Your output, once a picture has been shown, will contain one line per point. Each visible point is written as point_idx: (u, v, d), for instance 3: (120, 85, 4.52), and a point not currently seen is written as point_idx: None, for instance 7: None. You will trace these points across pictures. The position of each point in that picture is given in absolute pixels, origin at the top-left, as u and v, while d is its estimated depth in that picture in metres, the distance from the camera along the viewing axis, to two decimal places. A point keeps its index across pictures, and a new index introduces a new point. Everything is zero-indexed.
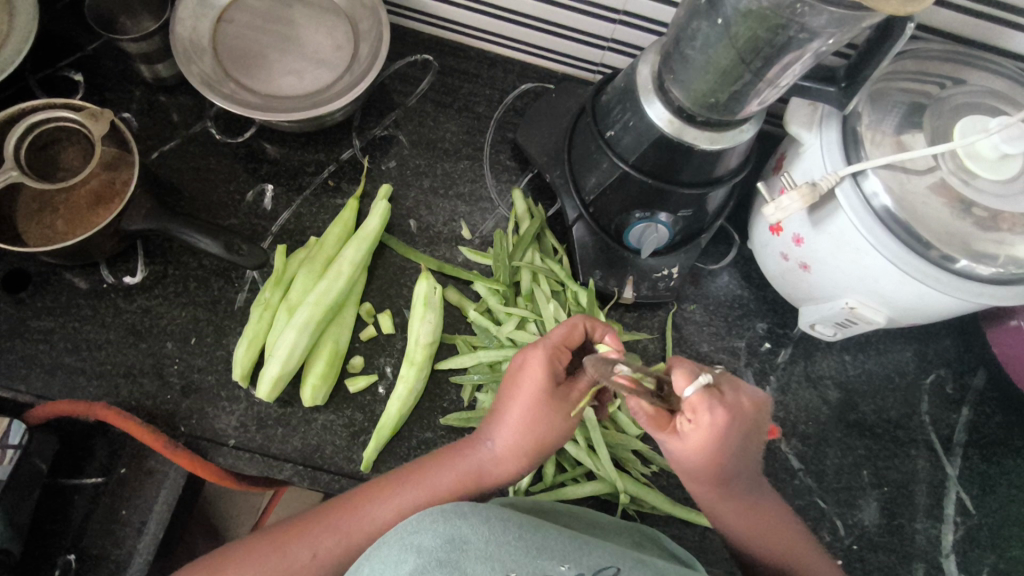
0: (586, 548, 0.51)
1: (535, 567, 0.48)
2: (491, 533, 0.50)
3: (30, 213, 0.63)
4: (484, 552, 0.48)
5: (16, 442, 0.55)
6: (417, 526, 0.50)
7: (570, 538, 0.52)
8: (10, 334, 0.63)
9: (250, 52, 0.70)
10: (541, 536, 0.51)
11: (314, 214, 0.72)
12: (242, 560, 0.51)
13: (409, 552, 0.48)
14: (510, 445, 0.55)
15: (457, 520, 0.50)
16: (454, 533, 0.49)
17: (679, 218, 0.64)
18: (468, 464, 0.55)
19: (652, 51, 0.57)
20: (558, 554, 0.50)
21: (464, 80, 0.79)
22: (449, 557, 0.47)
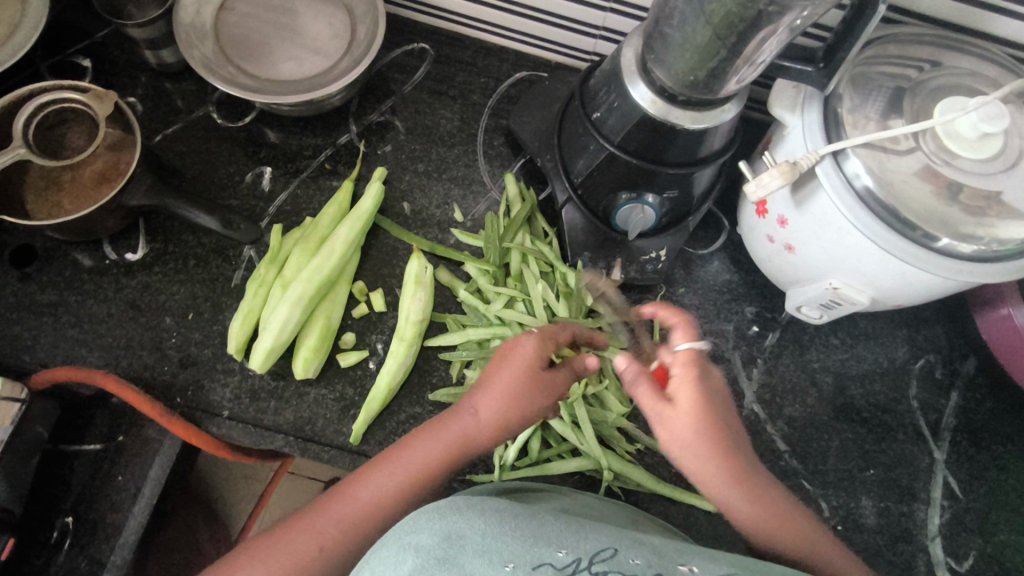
0: (583, 533, 0.49)
1: (532, 555, 0.46)
2: (486, 524, 0.48)
3: (37, 191, 0.66)
4: (481, 545, 0.46)
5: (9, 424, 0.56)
6: (412, 525, 0.48)
7: (565, 523, 0.50)
8: (16, 306, 0.66)
9: (251, 39, 0.72)
10: (537, 523, 0.49)
11: (311, 195, 0.73)
12: (246, 563, 0.51)
13: (406, 551, 0.46)
14: (488, 412, 0.57)
15: (452, 514, 0.49)
16: (450, 529, 0.47)
17: (665, 200, 0.65)
18: (450, 435, 0.56)
19: (636, 34, 0.59)
20: (554, 540, 0.47)
21: (460, 69, 0.81)
22: (446, 553, 0.45)
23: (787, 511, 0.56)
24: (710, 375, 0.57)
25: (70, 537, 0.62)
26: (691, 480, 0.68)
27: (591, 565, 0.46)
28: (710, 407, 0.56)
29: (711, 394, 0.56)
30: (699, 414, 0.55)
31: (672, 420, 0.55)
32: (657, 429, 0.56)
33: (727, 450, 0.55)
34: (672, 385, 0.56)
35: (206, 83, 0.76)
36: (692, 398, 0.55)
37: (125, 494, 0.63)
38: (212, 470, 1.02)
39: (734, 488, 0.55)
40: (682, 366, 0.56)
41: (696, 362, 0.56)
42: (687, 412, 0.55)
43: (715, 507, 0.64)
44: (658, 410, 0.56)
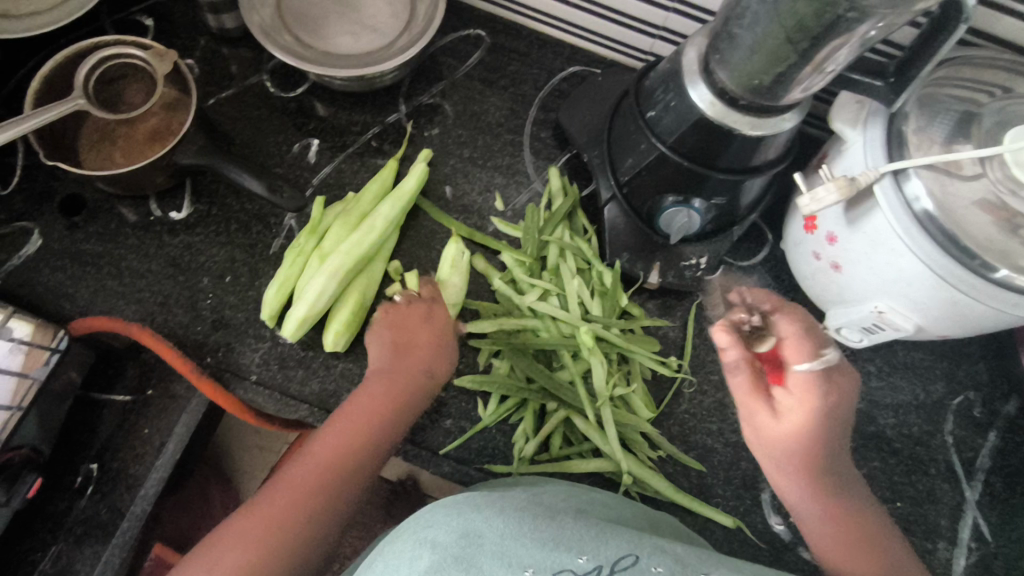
0: (604, 536, 0.47)
1: (550, 561, 0.44)
2: (506, 524, 0.46)
3: (91, 142, 0.67)
4: (499, 546, 0.45)
5: (39, 375, 0.57)
6: (431, 521, 0.48)
7: (587, 527, 0.48)
8: (61, 253, 0.67)
9: (311, 12, 0.73)
10: (558, 526, 0.47)
11: (355, 171, 0.74)
12: (219, 542, 0.51)
13: (423, 547, 0.46)
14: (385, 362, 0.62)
15: (470, 512, 0.47)
16: (467, 528, 0.46)
17: (712, 206, 0.64)
18: (359, 390, 0.60)
19: (700, 35, 0.58)
20: (575, 545, 0.46)
21: (513, 58, 0.81)
22: (464, 554, 0.44)
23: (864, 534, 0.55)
24: (837, 396, 0.55)
25: (93, 484, 0.63)
26: (710, 493, 0.67)
27: (612, 575, 0.45)
28: (825, 425, 0.54)
29: (835, 407, 0.54)
30: (795, 436, 0.54)
31: (763, 422, 0.55)
32: (745, 413, 0.57)
33: (818, 459, 0.55)
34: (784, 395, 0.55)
35: (262, 51, 0.77)
36: (804, 418, 0.54)
37: (149, 447, 0.64)
38: (229, 435, 1.03)
39: (799, 492, 0.56)
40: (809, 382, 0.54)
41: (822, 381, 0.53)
42: (795, 433, 0.54)
43: (733, 523, 0.63)
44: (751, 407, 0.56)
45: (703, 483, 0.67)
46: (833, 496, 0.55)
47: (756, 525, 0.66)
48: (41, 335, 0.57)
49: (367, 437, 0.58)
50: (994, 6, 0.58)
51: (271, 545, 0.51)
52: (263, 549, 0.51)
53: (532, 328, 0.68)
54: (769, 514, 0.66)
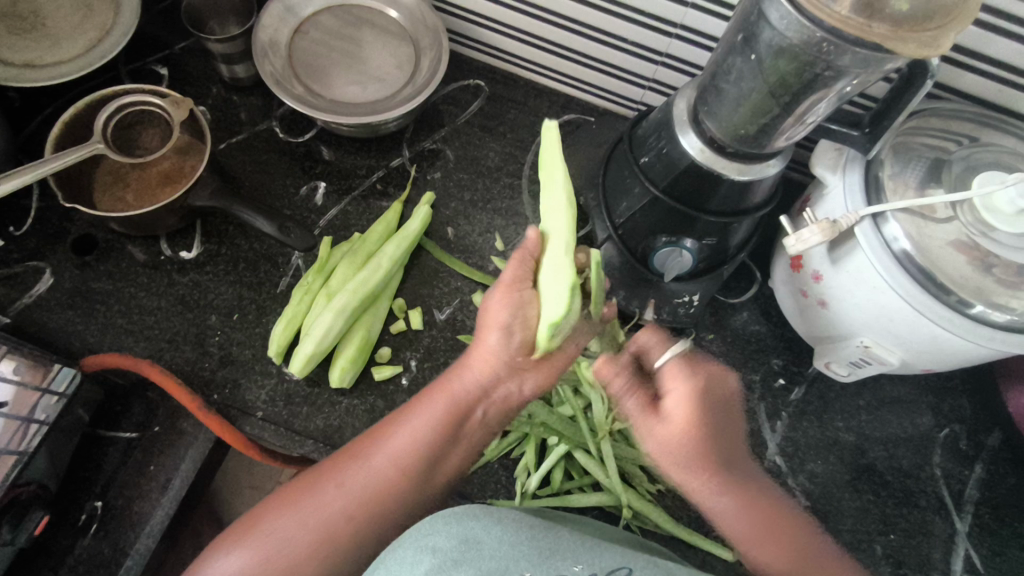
0: (595, 549, 0.51)
1: (547, 566, 0.48)
2: (504, 533, 0.49)
3: (105, 184, 0.70)
4: (497, 551, 0.48)
5: (39, 417, 0.58)
6: (431, 527, 0.49)
7: (579, 540, 0.51)
8: (73, 292, 0.69)
9: (320, 63, 0.76)
10: (552, 538, 0.50)
11: (361, 213, 0.76)
12: (270, 516, 0.52)
13: (424, 552, 0.47)
14: (502, 344, 0.56)
15: (470, 520, 0.50)
16: (467, 534, 0.48)
17: (703, 246, 0.67)
18: (451, 389, 0.57)
19: (689, 87, 0.62)
20: (569, 555, 0.49)
21: (511, 107, 0.85)
22: (464, 556, 0.47)
23: (778, 518, 0.57)
24: (709, 397, 0.57)
25: (97, 522, 0.63)
26: (709, 526, 0.68)
27: None
28: (704, 427, 0.56)
29: (705, 406, 0.57)
30: (683, 444, 0.55)
31: (659, 433, 0.56)
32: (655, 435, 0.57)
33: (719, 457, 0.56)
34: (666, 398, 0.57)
35: (272, 99, 0.80)
36: (685, 430, 0.55)
37: (155, 483, 0.65)
38: (223, 477, 1.02)
39: (715, 491, 0.56)
40: (672, 382, 0.57)
41: (683, 375, 0.57)
42: (681, 432, 0.55)
43: (732, 556, 0.64)
44: (647, 423, 0.57)
45: (702, 517, 0.68)
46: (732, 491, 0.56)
47: None
48: (31, 376, 0.58)
49: (438, 428, 0.55)
50: (957, 63, 0.63)
51: (317, 551, 0.51)
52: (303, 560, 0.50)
53: None
54: None
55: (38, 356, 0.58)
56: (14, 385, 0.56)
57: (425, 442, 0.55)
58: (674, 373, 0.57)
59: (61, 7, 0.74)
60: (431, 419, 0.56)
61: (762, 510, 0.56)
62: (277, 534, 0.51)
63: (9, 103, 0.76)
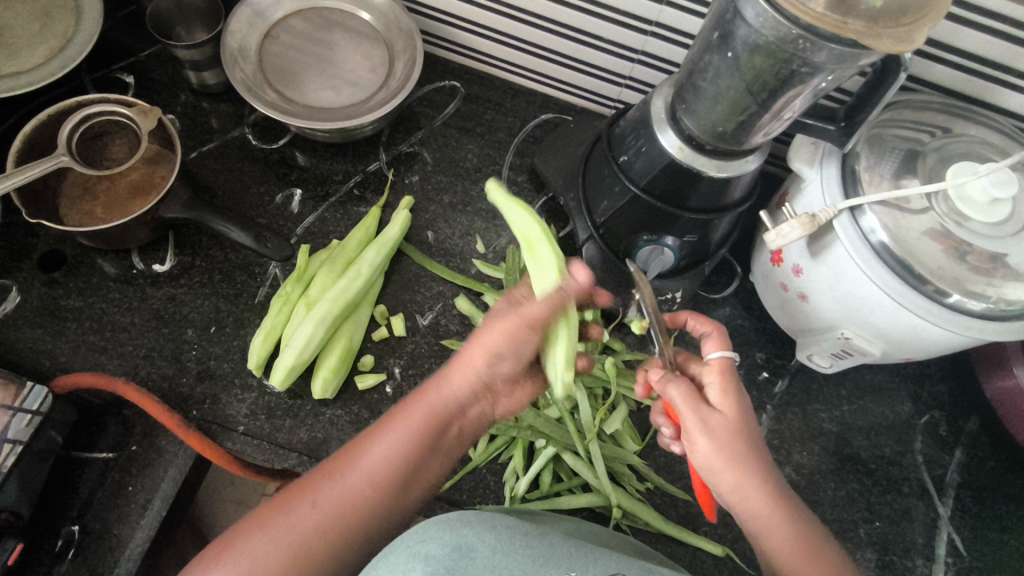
0: (589, 556, 0.50)
1: (540, 572, 0.47)
2: (498, 541, 0.49)
3: (72, 198, 0.68)
4: (491, 561, 0.47)
5: (13, 437, 0.56)
6: (424, 534, 0.49)
7: (574, 547, 0.51)
8: (41, 310, 0.67)
9: (293, 68, 0.75)
10: (546, 546, 0.50)
11: (338, 219, 0.75)
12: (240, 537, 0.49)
13: (417, 560, 0.46)
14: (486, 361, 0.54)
15: (463, 528, 0.49)
16: (460, 541, 0.48)
17: (684, 243, 0.67)
18: (433, 396, 0.54)
19: (666, 85, 0.62)
20: (563, 563, 0.48)
21: (487, 108, 0.84)
22: (457, 564, 0.46)
23: (809, 537, 0.54)
24: (745, 394, 0.58)
25: (74, 547, 0.62)
26: (699, 522, 0.68)
27: None
28: (748, 423, 0.55)
29: (747, 400, 0.57)
30: (739, 430, 0.54)
31: (715, 423, 0.54)
32: (703, 440, 0.53)
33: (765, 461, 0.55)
34: (711, 392, 0.56)
35: (243, 106, 0.79)
36: (734, 412, 0.55)
37: (134, 504, 0.63)
38: (205, 490, 1.00)
39: (768, 510, 0.53)
40: (718, 375, 0.57)
41: (732, 373, 0.57)
42: (730, 422, 0.54)
43: (722, 551, 0.64)
44: (701, 412, 0.54)
45: (691, 513, 0.68)
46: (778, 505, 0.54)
47: (744, 553, 0.67)
48: (4, 395, 0.57)
49: (420, 437, 0.53)
50: (928, 55, 0.64)
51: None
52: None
53: None
54: None
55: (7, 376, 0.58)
56: None
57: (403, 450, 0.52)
58: (722, 368, 0.57)
59: (19, 16, 0.72)
60: (410, 430, 0.53)
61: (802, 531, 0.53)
62: (248, 555, 0.48)
63: None
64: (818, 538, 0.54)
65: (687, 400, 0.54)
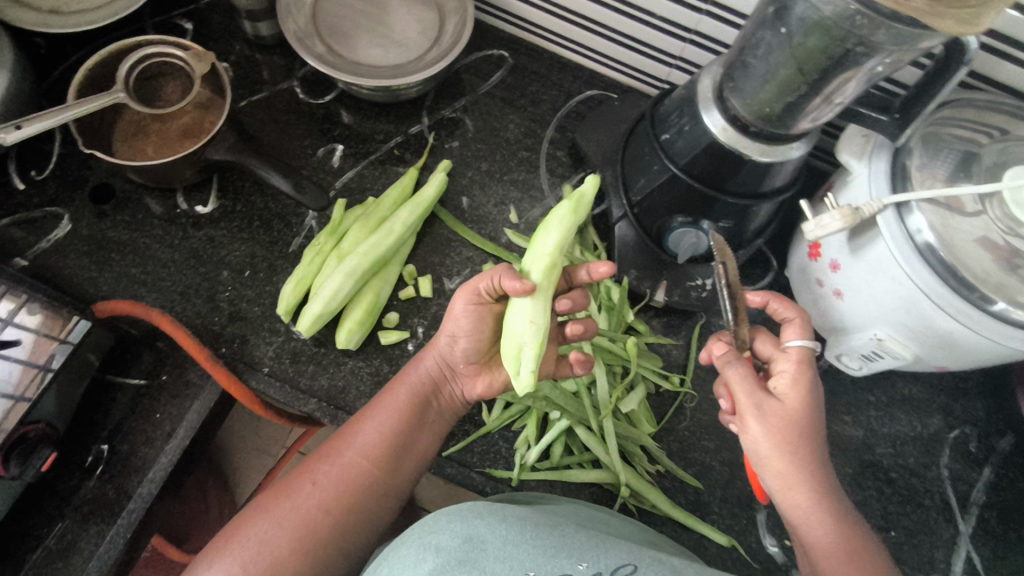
0: (601, 547, 0.51)
1: (553, 563, 0.49)
2: (508, 530, 0.51)
3: (125, 135, 0.70)
4: (501, 551, 0.49)
5: (55, 366, 0.60)
6: (436, 526, 0.52)
7: (585, 537, 0.52)
8: (89, 239, 0.70)
9: (346, 24, 0.76)
10: (559, 537, 0.51)
11: (376, 177, 0.76)
12: (251, 516, 0.53)
13: (429, 552, 0.50)
14: (456, 351, 0.59)
15: (474, 519, 0.52)
16: (471, 533, 0.51)
17: (719, 229, 0.66)
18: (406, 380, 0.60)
19: (715, 64, 0.61)
20: (575, 553, 0.50)
21: (533, 80, 0.84)
22: (467, 555, 0.49)
23: (858, 542, 0.52)
24: (820, 390, 0.56)
25: (103, 464, 0.65)
26: (708, 510, 0.67)
27: None
28: (813, 416, 0.54)
29: (818, 395, 0.55)
30: (797, 420, 0.53)
31: (772, 411, 0.53)
32: (751, 421, 0.54)
33: (818, 459, 0.54)
34: (777, 378, 0.56)
35: (294, 60, 0.80)
36: (798, 400, 0.54)
37: (160, 431, 0.66)
38: (228, 434, 1.04)
39: (811, 502, 0.53)
40: (793, 363, 0.56)
41: (809, 365, 0.55)
42: (792, 412, 0.54)
43: (727, 541, 0.64)
44: (758, 397, 0.54)
45: (700, 501, 0.67)
46: (827, 501, 0.53)
47: (749, 545, 0.66)
48: (51, 325, 0.59)
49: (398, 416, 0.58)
50: (997, 52, 0.61)
51: (298, 550, 0.51)
52: (283, 557, 0.50)
53: None
54: (764, 535, 0.66)
55: (59, 306, 0.60)
56: (32, 333, 0.58)
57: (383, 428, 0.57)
58: (800, 358, 0.56)
59: None
60: (394, 411, 0.58)
61: (849, 531, 0.53)
62: (257, 534, 0.51)
63: (36, 49, 0.76)
64: (865, 542, 0.53)
65: (744, 382, 0.55)
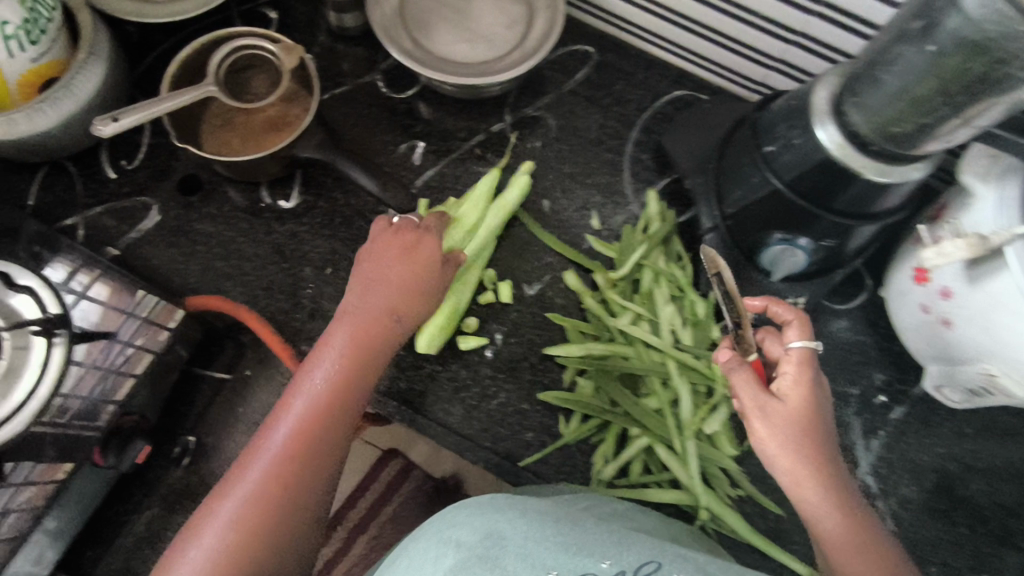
0: (624, 544, 0.47)
1: (575, 563, 0.44)
2: (530, 529, 0.46)
3: (213, 126, 0.70)
4: (524, 549, 0.44)
5: (126, 338, 0.64)
6: (455, 520, 0.47)
7: (610, 535, 0.48)
8: (176, 230, 0.70)
9: (433, 18, 0.74)
10: (581, 535, 0.46)
11: (457, 176, 0.75)
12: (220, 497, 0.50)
13: (448, 547, 0.45)
14: (362, 298, 0.59)
15: (494, 514, 0.47)
16: (493, 529, 0.46)
17: (820, 247, 0.63)
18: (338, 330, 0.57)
19: (832, 74, 0.57)
20: (597, 551, 0.45)
21: (619, 78, 0.80)
22: (489, 553, 0.44)
23: (871, 535, 0.52)
24: (824, 383, 0.56)
25: None
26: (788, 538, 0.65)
27: None
28: (817, 414, 0.54)
29: (822, 393, 0.55)
30: (799, 418, 0.53)
31: (775, 411, 0.53)
32: (755, 423, 0.54)
33: (825, 454, 0.54)
34: (779, 378, 0.55)
35: (377, 52, 0.79)
36: (801, 399, 0.54)
37: None
38: None
39: (821, 497, 0.52)
40: (795, 364, 0.54)
41: (811, 365, 0.55)
42: (796, 413, 0.53)
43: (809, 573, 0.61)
44: (759, 399, 0.54)
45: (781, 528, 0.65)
46: (836, 496, 0.52)
47: None
48: (116, 298, 0.63)
49: (367, 368, 0.56)
50: None
51: (256, 528, 0.48)
52: (245, 535, 0.47)
53: (621, 354, 0.67)
54: None
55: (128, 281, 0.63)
56: (102, 305, 0.63)
57: (353, 381, 0.55)
58: (802, 360, 0.55)
59: None
60: (320, 371, 0.54)
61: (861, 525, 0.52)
62: (227, 513, 0.48)
63: (127, 37, 0.77)
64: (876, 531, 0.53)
65: (748, 387, 0.54)
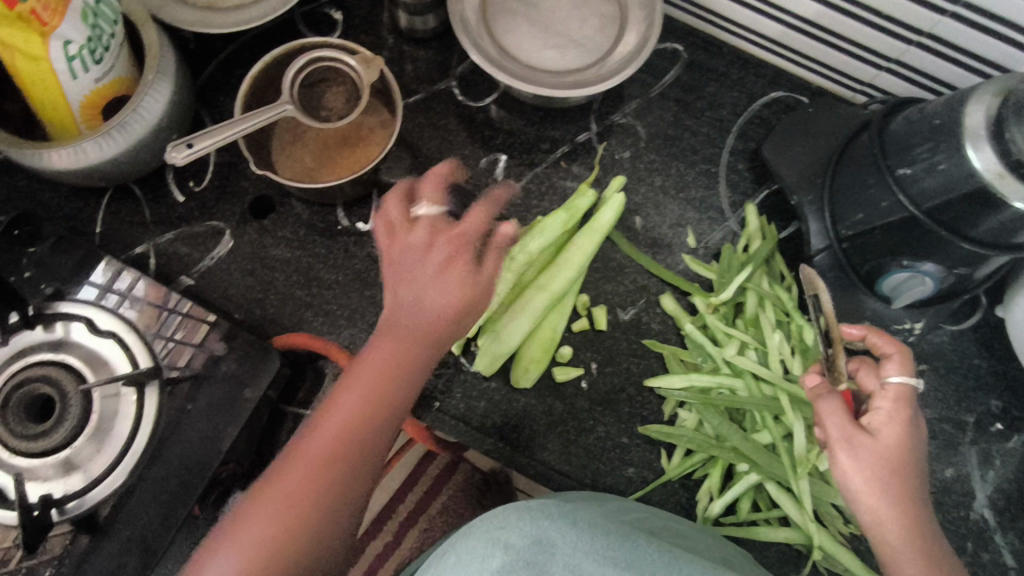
0: (676, 565, 0.45)
1: None
2: (580, 539, 0.45)
3: (283, 143, 0.66)
4: (572, 561, 0.43)
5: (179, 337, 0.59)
6: (504, 521, 0.45)
7: (660, 553, 0.46)
8: (252, 257, 0.67)
9: (517, 20, 0.68)
10: (628, 552, 0.45)
11: (542, 193, 0.70)
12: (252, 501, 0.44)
13: (497, 547, 0.43)
14: (410, 295, 0.49)
15: (543, 518, 0.45)
16: (542, 534, 0.44)
17: (950, 274, 0.58)
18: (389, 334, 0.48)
19: (989, 90, 0.50)
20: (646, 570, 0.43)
21: (711, 79, 0.74)
22: (537, 558, 0.42)
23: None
24: (919, 424, 0.52)
25: None
26: None
27: None
28: (909, 456, 0.50)
29: (917, 433, 0.51)
30: (891, 458, 0.49)
31: (864, 447, 0.49)
32: (839, 456, 0.50)
33: (911, 494, 0.50)
34: (873, 413, 0.51)
35: (451, 56, 0.73)
36: (894, 437, 0.50)
37: None
38: None
39: (895, 529, 0.49)
40: (891, 401, 0.51)
41: (909, 403, 0.51)
42: (889, 453, 0.50)
43: None
44: (850, 433, 0.50)
45: None
46: (916, 532, 0.49)
47: None
48: (153, 293, 0.60)
49: (400, 386, 0.47)
50: None
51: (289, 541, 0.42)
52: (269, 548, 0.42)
53: (730, 387, 0.64)
54: None
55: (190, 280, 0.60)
56: (143, 304, 0.60)
57: (389, 399, 0.47)
58: (899, 396, 0.51)
59: None
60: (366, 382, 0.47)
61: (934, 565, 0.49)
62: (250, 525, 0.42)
63: (185, 45, 0.71)
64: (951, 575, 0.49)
65: (836, 417, 0.50)
